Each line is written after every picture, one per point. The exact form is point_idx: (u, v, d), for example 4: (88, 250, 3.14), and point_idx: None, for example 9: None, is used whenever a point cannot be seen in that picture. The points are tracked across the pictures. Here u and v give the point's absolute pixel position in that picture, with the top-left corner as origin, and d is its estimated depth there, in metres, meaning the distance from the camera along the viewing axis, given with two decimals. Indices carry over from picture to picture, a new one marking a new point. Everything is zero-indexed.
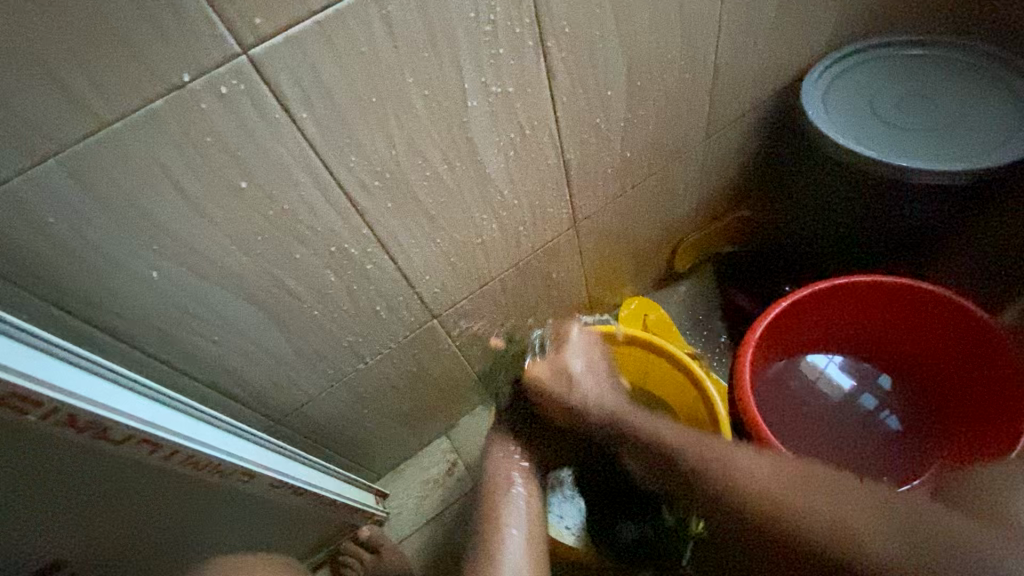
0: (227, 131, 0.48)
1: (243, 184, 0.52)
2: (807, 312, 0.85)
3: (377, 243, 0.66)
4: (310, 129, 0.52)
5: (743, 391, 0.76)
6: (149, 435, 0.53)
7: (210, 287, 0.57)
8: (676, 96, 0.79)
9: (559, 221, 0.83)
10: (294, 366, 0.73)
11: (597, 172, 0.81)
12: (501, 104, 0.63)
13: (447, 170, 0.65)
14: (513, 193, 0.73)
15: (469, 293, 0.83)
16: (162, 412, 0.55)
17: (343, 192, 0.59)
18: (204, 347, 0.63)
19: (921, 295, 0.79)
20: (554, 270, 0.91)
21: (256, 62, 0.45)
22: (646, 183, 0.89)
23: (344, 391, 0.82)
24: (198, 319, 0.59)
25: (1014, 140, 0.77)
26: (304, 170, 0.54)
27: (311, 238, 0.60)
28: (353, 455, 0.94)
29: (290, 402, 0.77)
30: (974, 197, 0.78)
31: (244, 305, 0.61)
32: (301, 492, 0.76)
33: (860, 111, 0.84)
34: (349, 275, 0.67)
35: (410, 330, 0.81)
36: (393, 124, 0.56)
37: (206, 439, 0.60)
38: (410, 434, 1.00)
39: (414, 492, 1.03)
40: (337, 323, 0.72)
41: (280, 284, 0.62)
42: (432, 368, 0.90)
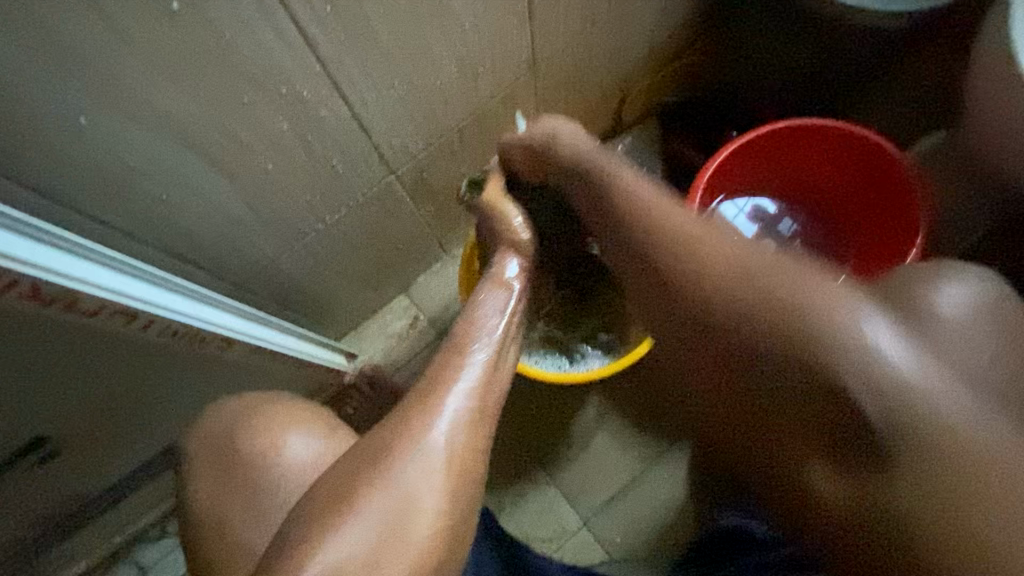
0: None
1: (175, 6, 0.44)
2: (749, 153, 0.90)
3: (331, 85, 0.60)
4: None
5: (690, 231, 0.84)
6: (125, 305, 0.50)
7: (149, 135, 0.51)
8: None
9: (516, 62, 0.78)
10: (252, 227, 0.69)
11: (558, 5, 0.75)
12: None
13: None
14: (473, 27, 0.67)
15: (426, 144, 0.79)
16: (128, 281, 0.52)
17: (292, 22, 0.51)
18: (150, 206, 0.58)
19: (845, 136, 0.86)
20: (509, 118, 0.88)
21: None
22: (605, 21, 0.84)
23: (304, 253, 0.79)
24: (143, 175, 0.54)
25: None
26: None
27: (257, 76, 0.53)
28: (316, 316, 0.95)
29: (249, 266, 0.74)
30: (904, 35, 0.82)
31: (190, 158, 0.56)
32: (281, 355, 0.77)
33: None
34: (303, 124, 0.61)
35: (368, 187, 0.78)
36: None
37: (181, 308, 0.58)
38: (369, 294, 1.01)
39: (377, 346, 1.07)
40: (293, 180, 0.67)
41: (227, 133, 0.56)
42: (390, 226, 0.89)
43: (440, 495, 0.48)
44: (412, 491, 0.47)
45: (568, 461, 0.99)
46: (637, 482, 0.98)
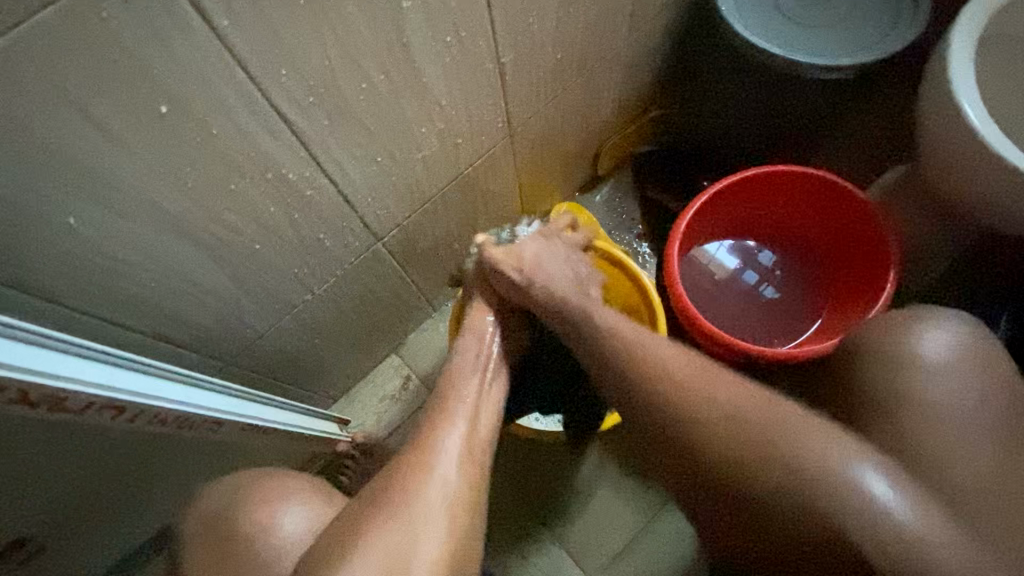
0: (139, 46, 0.41)
1: (163, 109, 0.46)
2: (720, 201, 0.94)
3: (315, 165, 0.62)
4: (232, 38, 0.45)
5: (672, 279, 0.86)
6: (110, 398, 0.50)
7: (140, 228, 0.52)
8: None
9: (494, 129, 0.82)
10: (240, 305, 0.69)
11: (530, 76, 0.79)
12: (437, 4, 0.58)
13: (384, 82, 0.60)
14: (451, 102, 0.71)
15: (411, 211, 0.81)
16: (114, 372, 0.52)
17: (276, 112, 0.53)
18: (139, 294, 0.58)
19: (808, 180, 0.90)
20: (490, 180, 0.91)
21: None
22: (575, 85, 0.89)
23: (292, 325, 0.80)
24: (131, 265, 0.55)
25: (891, 33, 0.85)
26: (231, 87, 0.48)
27: (245, 165, 0.55)
28: (308, 384, 0.94)
29: (237, 342, 0.74)
30: (853, 86, 0.88)
31: (180, 245, 0.57)
32: (268, 430, 0.76)
33: (766, 5, 0.88)
34: (290, 204, 0.63)
35: (354, 256, 0.79)
36: (325, 31, 0.51)
37: (164, 393, 0.57)
38: (360, 358, 1.01)
39: (371, 410, 1.06)
40: (281, 257, 0.68)
41: (216, 219, 0.57)
42: (378, 290, 0.90)
43: (446, 536, 0.52)
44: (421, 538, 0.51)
45: (570, 518, 0.97)
46: (642, 535, 0.96)
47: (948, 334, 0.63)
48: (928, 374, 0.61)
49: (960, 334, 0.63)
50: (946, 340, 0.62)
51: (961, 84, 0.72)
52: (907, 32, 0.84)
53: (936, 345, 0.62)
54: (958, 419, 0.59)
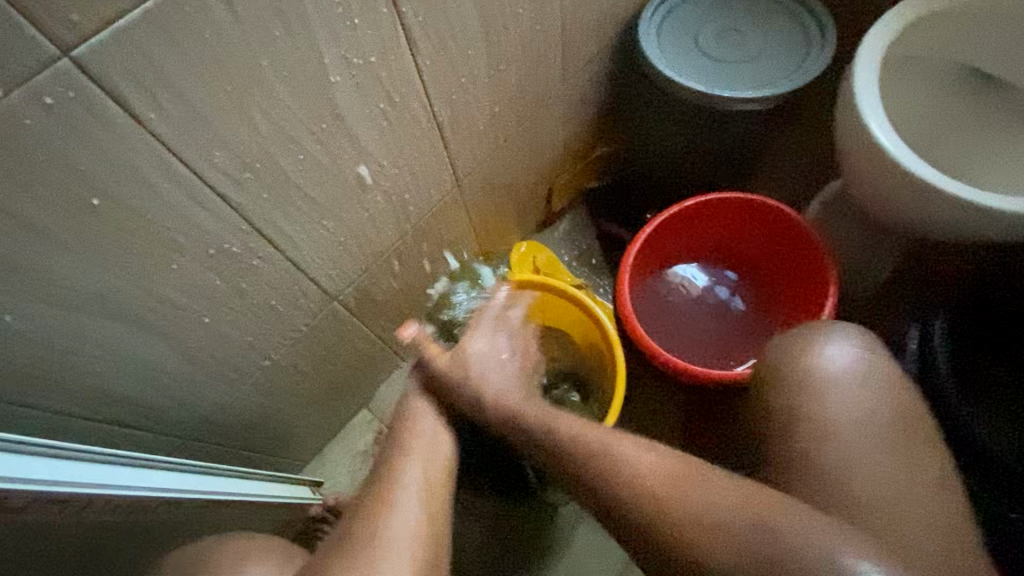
0: (66, 146, 0.43)
1: (96, 201, 0.47)
2: (666, 231, 0.97)
3: (259, 236, 0.63)
4: (162, 129, 0.47)
5: (626, 312, 0.88)
6: (57, 493, 0.49)
7: (80, 316, 0.53)
8: (532, 48, 0.82)
9: (441, 182, 0.85)
10: (194, 380, 0.69)
11: (469, 130, 0.83)
12: (366, 76, 0.61)
13: (322, 152, 0.63)
14: (392, 162, 0.73)
15: (365, 268, 0.83)
16: (59, 464, 0.51)
17: (213, 191, 0.55)
18: (86, 382, 0.58)
19: (743, 204, 0.94)
20: (443, 230, 0.93)
21: (83, 64, 0.40)
22: (516, 133, 0.93)
23: (254, 392, 0.79)
24: (75, 354, 0.55)
25: (804, 63, 0.92)
26: (163, 173, 0.50)
27: (186, 244, 0.56)
28: (275, 450, 0.93)
29: (195, 416, 0.73)
30: (777, 114, 0.94)
31: (125, 329, 0.57)
32: (231, 504, 0.74)
33: (686, 47, 0.94)
34: (237, 275, 0.64)
35: (311, 317, 0.80)
36: (255, 112, 0.53)
37: (115, 478, 0.56)
38: (329, 416, 1.01)
39: (344, 468, 1.05)
40: (234, 327, 0.69)
41: (161, 299, 0.58)
42: (340, 348, 0.91)
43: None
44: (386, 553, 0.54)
45: (555, 562, 0.95)
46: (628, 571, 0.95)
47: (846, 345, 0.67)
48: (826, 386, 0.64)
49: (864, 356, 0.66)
50: (846, 356, 0.66)
51: (868, 108, 0.78)
52: (818, 62, 0.91)
53: (838, 359, 0.65)
54: (856, 430, 0.62)
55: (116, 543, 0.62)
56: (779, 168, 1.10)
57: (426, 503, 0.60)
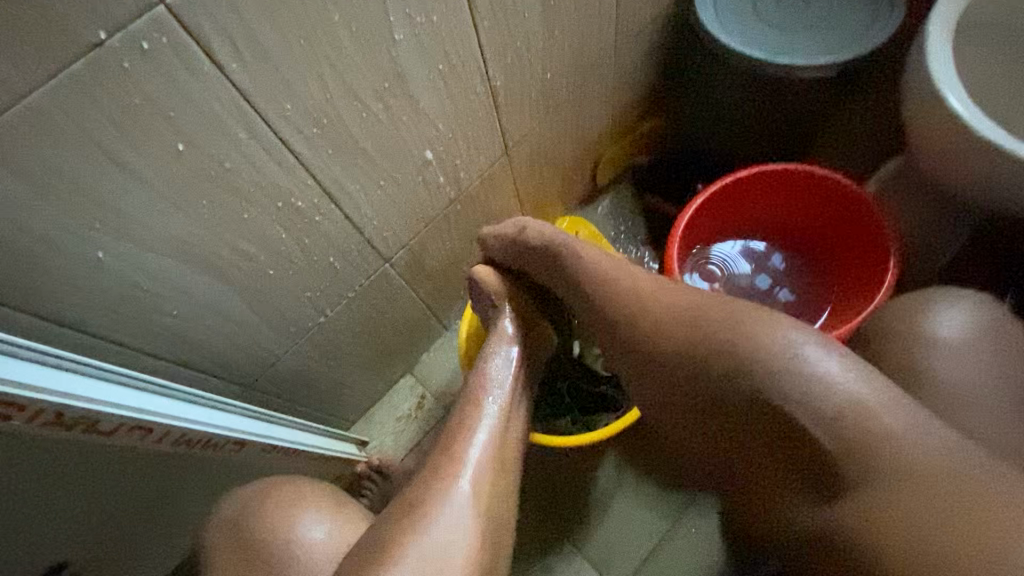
0: (157, 91, 0.46)
1: (180, 147, 0.50)
2: (717, 203, 0.95)
3: (322, 193, 0.65)
4: (241, 80, 0.50)
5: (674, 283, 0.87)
6: (139, 421, 0.53)
7: (161, 260, 0.56)
8: (588, 13, 0.82)
9: (492, 150, 0.86)
10: (257, 331, 0.73)
11: (522, 96, 0.83)
12: (428, 35, 0.62)
13: (383, 111, 0.64)
14: (447, 126, 0.75)
15: (416, 232, 0.85)
16: (143, 396, 0.55)
17: (283, 145, 0.57)
18: (163, 324, 0.62)
19: (802, 176, 0.92)
20: (491, 199, 0.95)
21: (176, 11, 0.43)
22: (566, 102, 0.93)
23: (309, 347, 0.83)
24: (154, 295, 0.59)
25: (870, 29, 0.88)
26: (240, 123, 0.52)
27: (256, 196, 0.59)
28: (325, 408, 0.97)
29: (256, 366, 0.78)
30: (839, 84, 0.90)
31: (199, 275, 0.61)
32: (289, 451, 0.78)
33: (744, 15, 0.92)
34: (300, 230, 0.66)
35: (365, 278, 0.82)
36: (325, 66, 0.55)
37: (190, 415, 0.60)
38: (376, 379, 1.05)
39: (388, 430, 1.09)
40: (295, 281, 0.72)
41: (233, 248, 0.61)
42: (389, 311, 0.94)
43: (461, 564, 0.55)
44: (437, 531, 0.56)
45: (592, 530, 0.97)
46: (665, 543, 0.95)
47: (960, 313, 0.70)
48: (943, 352, 0.69)
49: (978, 316, 0.70)
50: (956, 324, 0.69)
51: (940, 72, 0.74)
52: (885, 29, 0.87)
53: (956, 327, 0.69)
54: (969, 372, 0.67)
55: (186, 477, 0.66)
56: (835, 145, 1.06)
57: (483, 485, 0.61)
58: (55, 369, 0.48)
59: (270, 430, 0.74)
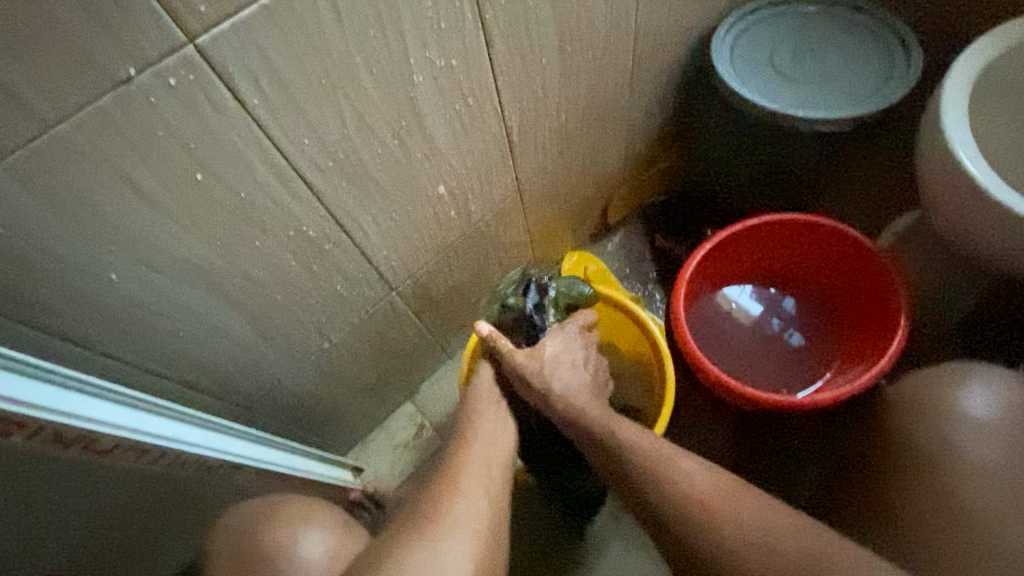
0: (181, 123, 0.47)
1: (198, 176, 0.51)
2: (727, 248, 0.95)
3: (334, 222, 0.66)
4: (262, 115, 0.51)
5: (679, 323, 0.86)
6: (135, 441, 0.53)
7: (171, 282, 0.57)
8: (604, 60, 0.84)
9: (504, 186, 0.87)
10: (260, 354, 0.73)
11: (536, 136, 0.85)
12: (446, 77, 0.64)
13: (398, 147, 0.66)
14: (461, 163, 0.76)
15: (425, 263, 0.86)
16: (146, 419, 0.56)
17: (299, 177, 0.59)
18: (169, 344, 0.63)
19: (811, 228, 0.91)
20: (501, 233, 0.96)
21: (205, 50, 0.45)
22: (580, 143, 0.94)
23: (311, 372, 0.83)
24: (162, 316, 0.59)
25: (886, 86, 0.89)
26: (258, 154, 0.54)
27: (269, 224, 0.60)
28: (323, 432, 0.97)
29: (258, 388, 0.78)
30: (853, 137, 0.91)
31: (207, 298, 0.61)
32: (284, 476, 0.78)
33: (760, 66, 0.93)
34: (309, 258, 0.67)
35: (370, 306, 0.83)
36: (345, 105, 0.57)
37: (186, 437, 0.60)
38: (375, 405, 1.04)
39: (385, 457, 1.08)
40: (301, 307, 0.72)
41: (242, 273, 0.62)
42: (393, 339, 0.94)
43: None
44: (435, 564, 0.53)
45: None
46: None
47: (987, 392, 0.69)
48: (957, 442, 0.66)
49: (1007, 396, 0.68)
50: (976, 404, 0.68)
51: (957, 133, 0.74)
52: (901, 86, 0.88)
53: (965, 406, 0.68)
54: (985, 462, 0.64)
55: (180, 498, 0.66)
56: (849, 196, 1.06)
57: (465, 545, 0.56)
58: (56, 386, 0.48)
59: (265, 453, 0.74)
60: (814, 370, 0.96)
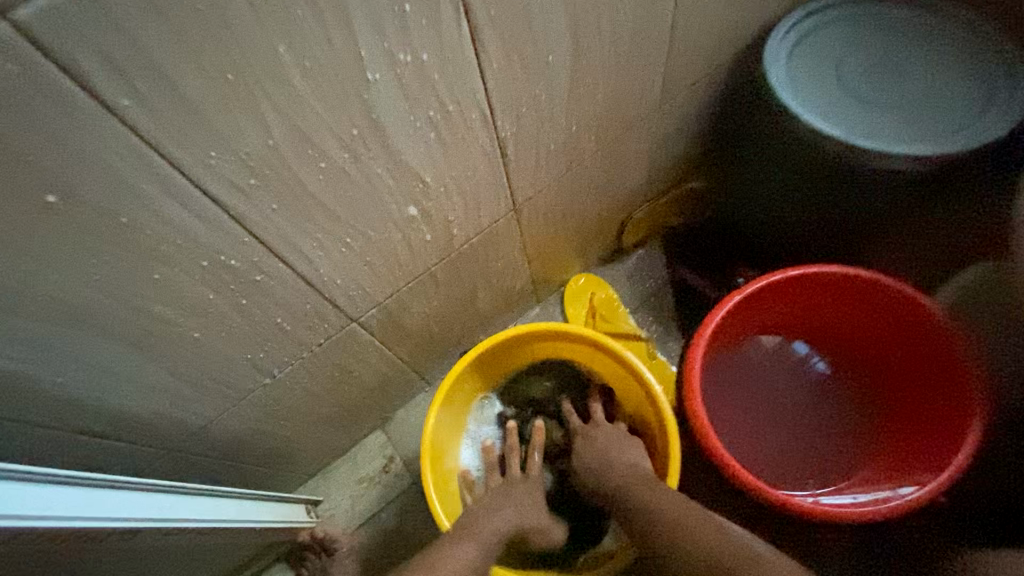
0: (10, 130, 0.34)
1: (51, 197, 0.38)
2: (761, 300, 0.78)
3: (266, 251, 0.53)
4: (139, 120, 0.38)
5: (691, 392, 0.70)
6: (56, 529, 0.42)
7: (35, 325, 0.44)
8: (629, 62, 0.68)
9: (495, 206, 0.73)
10: (181, 394, 0.61)
11: (538, 149, 0.70)
12: (414, 77, 0.49)
13: (350, 162, 0.52)
14: (438, 180, 0.62)
15: (394, 291, 0.72)
16: (49, 493, 0.43)
17: (207, 197, 0.45)
18: (49, 390, 0.50)
19: (871, 287, 0.74)
20: (492, 256, 0.81)
21: (29, 31, 0.31)
22: (593, 158, 0.79)
23: (250, 409, 0.71)
24: (30, 361, 0.47)
25: (979, 118, 0.71)
26: (139, 169, 0.40)
27: (170, 254, 0.47)
28: (273, 466, 0.85)
29: (182, 429, 0.66)
30: (932, 180, 0.73)
31: (93, 339, 0.49)
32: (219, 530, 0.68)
33: (822, 82, 0.76)
34: (235, 290, 0.54)
35: (325, 337, 0.70)
36: (266, 109, 0.43)
37: (110, 510, 0.49)
38: (339, 436, 0.93)
39: (347, 491, 0.97)
40: (230, 343, 0.60)
41: (140, 310, 0.49)
42: (358, 369, 0.81)
43: None
44: None
45: None
46: None
47: None
48: None
49: None
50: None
51: None
52: (1000, 120, 0.70)
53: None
54: None
55: None
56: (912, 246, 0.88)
57: None
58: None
59: (201, 508, 0.64)
60: (852, 454, 0.79)
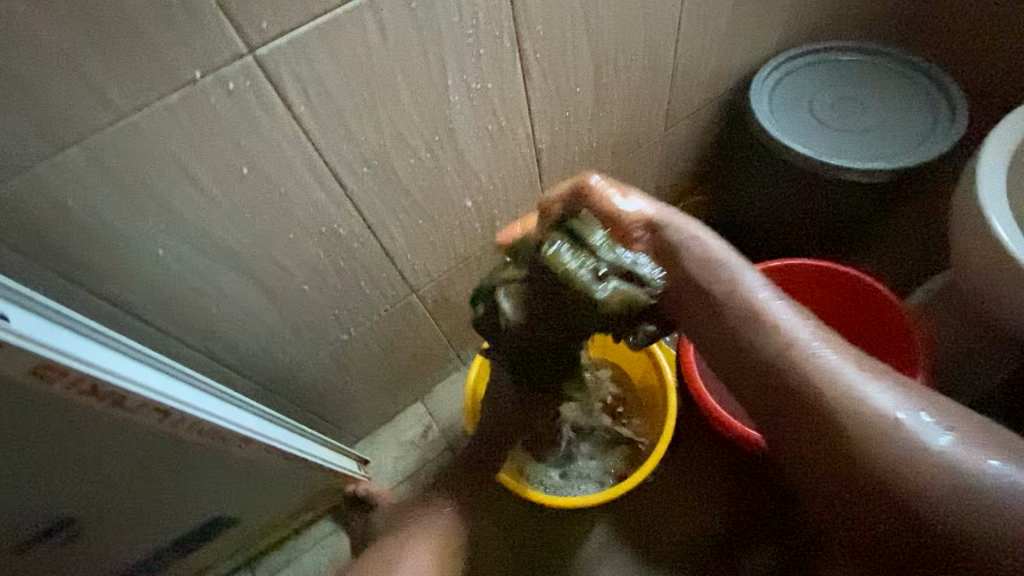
0: (234, 122, 0.52)
1: (245, 170, 0.56)
2: None
3: (364, 223, 0.71)
4: (308, 121, 0.56)
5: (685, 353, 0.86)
6: (162, 403, 0.58)
7: (209, 264, 0.62)
8: (640, 93, 0.86)
9: (530, 204, 0.90)
10: (284, 338, 0.78)
11: (566, 159, 0.88)
12: (481, 99, 0.68)
13: (430, 159, 0.70)
14: (489, 179, 0.80)
15: (446, 270, 0.90)
16: (193, 391, 0.64)
17: (336, 179, 0.63)
18: (203, 319, 0.68)
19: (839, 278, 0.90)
20: None
21: (262, 61, 0.50)
22: (610, 169, 0.97)
23: (329, 361, 0.88)
24: (197, 293, 0.64)
25: (926, 142, 0.88)
26: (300, 155, 0.59)
27: (302, 218, 0.65)
28: (334, 420, 1.01)
29: (277, 370, 0.82)
30: (890, 191, 0.90)
31: (241, 280, 0.66)
32: (291, 457, 0.82)
33: (799, 112, 0.94)
34: (337, 253, 0.72)
35: (390, 304, 0.87)
36: (383, 116, 0.61)
37: (207, 407, 0.65)
38: (388, 401, 1.08)
39: (390, 453, 1.12)
40: (325, 298, 0.77)
41: (273, 261, 0.67)
42: (411, 338, 0.98)
43: None
44: None
45: None
46: None
47: None
48: None
49: None
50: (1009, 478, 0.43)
51: (989, 199, 0.73)
52: (941, 143, 0.87)
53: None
54: None
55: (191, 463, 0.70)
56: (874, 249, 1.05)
57: None
58: (171, 377, 0.61)
59: (276, 432, 0.78)
60: None
